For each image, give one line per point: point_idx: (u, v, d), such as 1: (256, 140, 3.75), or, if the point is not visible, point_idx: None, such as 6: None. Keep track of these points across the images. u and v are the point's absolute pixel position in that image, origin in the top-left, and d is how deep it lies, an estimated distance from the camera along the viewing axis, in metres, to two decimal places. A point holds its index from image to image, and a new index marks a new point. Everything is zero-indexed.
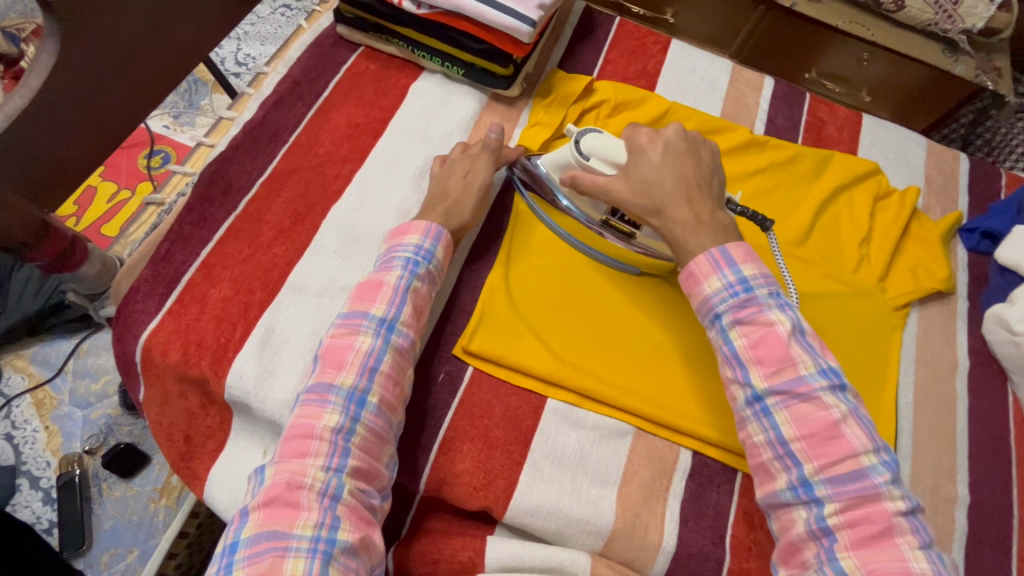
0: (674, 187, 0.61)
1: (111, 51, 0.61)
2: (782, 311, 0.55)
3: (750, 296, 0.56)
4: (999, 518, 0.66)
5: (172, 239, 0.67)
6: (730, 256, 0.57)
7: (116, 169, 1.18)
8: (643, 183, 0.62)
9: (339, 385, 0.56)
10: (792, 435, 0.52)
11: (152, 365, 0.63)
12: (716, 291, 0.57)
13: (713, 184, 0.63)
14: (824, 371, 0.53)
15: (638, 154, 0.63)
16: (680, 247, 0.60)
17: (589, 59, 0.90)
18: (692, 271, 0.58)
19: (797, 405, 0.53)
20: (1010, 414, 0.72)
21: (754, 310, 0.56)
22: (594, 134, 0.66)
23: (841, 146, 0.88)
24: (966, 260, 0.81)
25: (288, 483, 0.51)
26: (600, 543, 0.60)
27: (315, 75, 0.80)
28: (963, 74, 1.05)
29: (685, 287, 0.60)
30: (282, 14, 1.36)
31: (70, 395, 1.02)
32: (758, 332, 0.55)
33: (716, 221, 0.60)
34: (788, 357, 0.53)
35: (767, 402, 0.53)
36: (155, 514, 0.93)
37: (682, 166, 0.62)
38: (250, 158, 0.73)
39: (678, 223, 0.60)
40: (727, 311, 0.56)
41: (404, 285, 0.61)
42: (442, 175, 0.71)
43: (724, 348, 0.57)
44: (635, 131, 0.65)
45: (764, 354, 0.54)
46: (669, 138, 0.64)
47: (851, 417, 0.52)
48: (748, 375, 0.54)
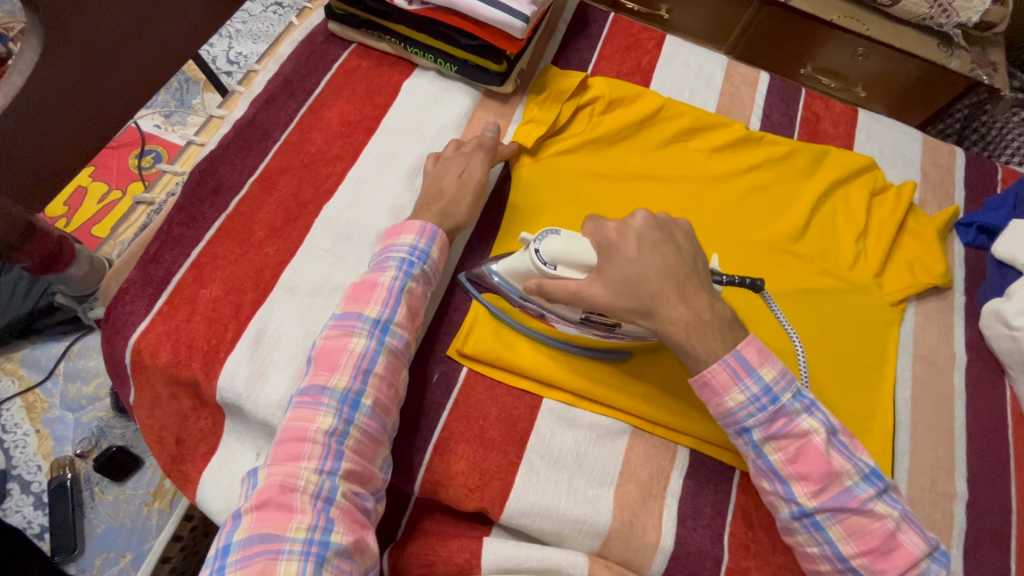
0: (662, 284, 0.56)
1: (96, 49, 0.60)
2: (811, 415, 0.55)
3: (778, 407, 0.54)
4: (998, 514, 0.66)
5: (161, 239, 0.66)
6: (747, 362, 0.55)
7: (106, 169, 1.17)
8: (626, 285, 0.56)
9: (333, 387, 0.55)
10: (850, 551, 0.52)
11: (143, 368, 0.62)
12: (742, 404, 0.55)
13: (699, 268, 0.58)
14: (868, 476, 0.54)
15: (610, 254, 0.57)
16: (687, 353, 0.56)
17: (584, 55, 0.89)
18: (710, 383, 0.55)
19: (848, 518, 0.53)
20: (1008, 409, 0.72)
21: (785, 421, 0.54)
22: (552, 237, 0.59)
23: (836, 142, 0.87)
24: (963, 255, 0.81)
25: (280, 485, 0.50)
26: (597, 543, 0.59)
27: (307, 73, 0.79)
28: (959, 68, 1.06)
29: (701, 395, 0.57)
30: (274, 12, 1.35)
31: (61, 398, 1.00)
32: (794, 445, 0.54)
33: (716, 316, 0.56)
34: (830, 471, 0.53)
35: (817, 517, 0.53)
36: (149, 517, 0.93)
37: (664, 258, 0.56)
38: (240, 157, 0.72)
39: (678, 324, 0.55)
40: (758, 426, 0.55)
41: (398, 287, 0.60)
42: (436, 175, 0.70)
43: (759, 463, 0.56)
44: (600, 225, 0.59)
45: (807, 470, 0.53)
46: (640, 230, 0.57)
47: (904, 521, 0.53)
48: (792, 492, 0.54)
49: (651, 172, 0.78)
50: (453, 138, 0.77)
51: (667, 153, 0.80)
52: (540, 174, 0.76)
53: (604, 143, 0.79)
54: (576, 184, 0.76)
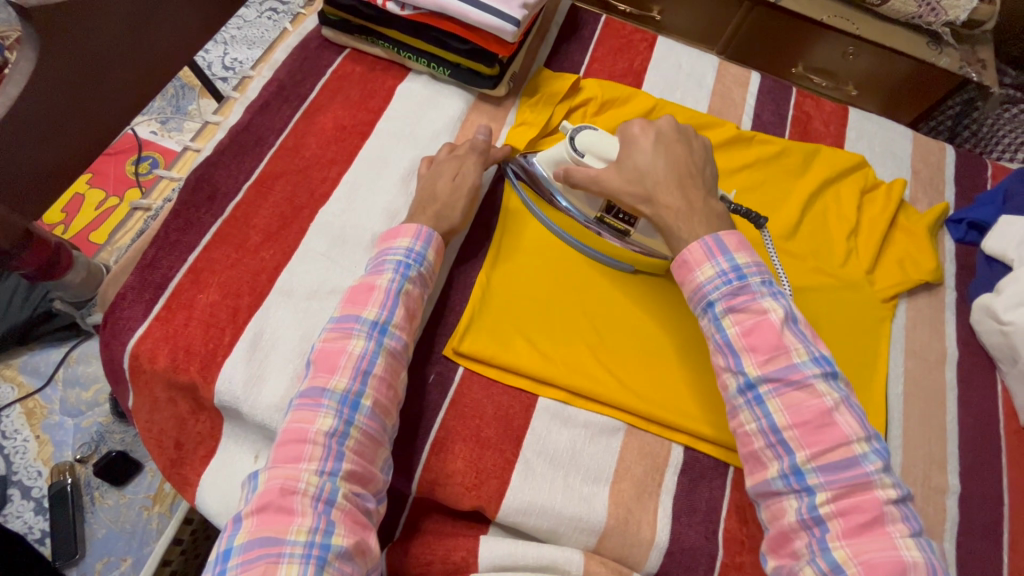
0: (666, 175, 0.62)
1: (92, 60, 0.61)
2: (775, 299, 0.56)
3: (743, 284, 0.57)
4: (989, 507, 0.66)
5: (158, 245, 0.67)
6: (723, 244, 0.58)
7: (103, 175, 1.18)
8: (636, 173, 0.63)
9: (332, 389, 0.56)
10: (784, 423, 0.52)
11: (141, 372, 0.63)
12: (710, 278, 0.58)
13: (706, 172, 0.64)
14: (817, 359, 0.54)
15: (630, 146, 0.65)
16: (672, 235, 0.61)
17: (576, 57, 0.90)
18: (686, 260, 0.59)
19: (790, 393, 0.53)
20: (1000, 403, 0.72)
21: (747, 298, 0.56)
22: (588, 131, 0.68)
23: (827, 140, 0.88)
24: (954, 252, 0.81)
25: (281, 488, 0.51)
26: (593, 540, 0.60)
27: (301, 78, 0.80)
28: (948, 66, 1.07)
29: (678, 275, 0.61)
30: (268, 18, 1.35)
31: (61, 404, 1.01)
32: (751, 320, 0.55)
33: (709, 208, 0.62)
34: (780, 345, 0.54)
35: (760, 389, 0.54)
36: (149, 521, 0.93)
37: (673, 155, 0.64)
38: (236, 162, 0.73)
39: (670, 209, 0.61)
40: (721, 299, 0.57)
41: (396, 287, 0.61)
42: (430, 178, 0.70)
43: (716, 338, 0.57)
44: (628, 124, 0.67)
45: (757, 342, 0.54)
46: (661, 129, 0.66)
47: (844, 404, 0.52)
48: (741, 363, 0.55)
49: None
50: (447, 141, 0.77)
51: None
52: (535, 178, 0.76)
53: None
54: None
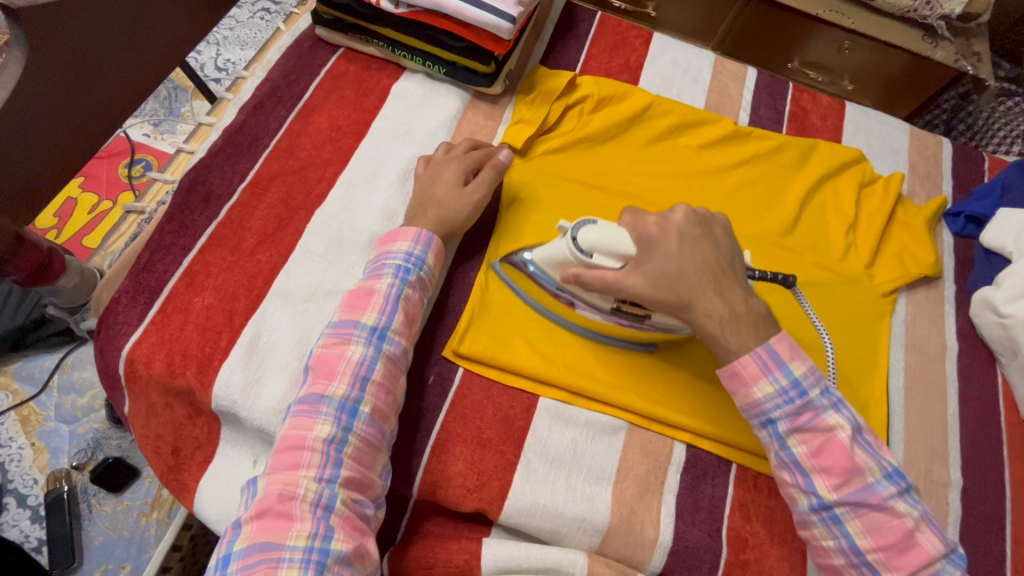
0: (700, 278, 0.57)
1: (81, 61, 0.60)
2: (838, 412, 0.55)
3: (805, 400, 0.54)
4: (991, 500, 0.66)
5: (152, 248, 0.66)
6: (778, 356, 0.55)
7: (96, 179, 1.17)
8: (664, 277, 0.57)
9: (330, 396, 0.55)
10: (866, 546, 0.52)
11: (137, 377, 0.62)
12: (769, 395, 0.55)
13: (735, 265, 0.60)
14: (891, 475, 0.53)
15: (651, 247, 0.58)
16: (719, 345, 0.57)
17: (572, 54, 0.89)
18: (739, 373, 0.56)
19: (868, 514, 0.52)
20: (1000, 395, 0.72)
21: (811, 415, 0.54)
22: (590, 227, 0.59)
23: (824, 135, 0.88)
24: (953, 245, 0.81)
25: (279, 493, 0.50)
26: (596, 540, 0.59)
27: (295, 78, 0.79)
28: (943, 59, 1.06)
29: (728, 385, 0.57)
30: (261, 18, 1.34)
31: (56, 411, 1.00)
32: (819, 438, 0.54)
33: (751, 309, 0.57)
34: (853, 466, 0.53)
35: (836, 510, 0.53)
36: (147, 528, 0.92)
37: (701, 254, 0.59)
38: (230, 164, 0.72)
39: (712, 317, 0.57)
40: (783, 418, 0.55)
41: (394, 294, 0.60)
42: (430, 180, 0.69)
43: (781, 455, 0.55)
44: (640, 219, 0.60)
45: (829, 464, 0.53)
46: (680, 226, 0.59)
47: (924, 522, 0.52)
48: (813, 485, 0.54)
49: (641, 170, 0.79)
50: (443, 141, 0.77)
51: (656, 150, 0.81)
52: (532, 174, 0.76)
53: (593, 141, 0.80)
54: (566, 184, 0.76)
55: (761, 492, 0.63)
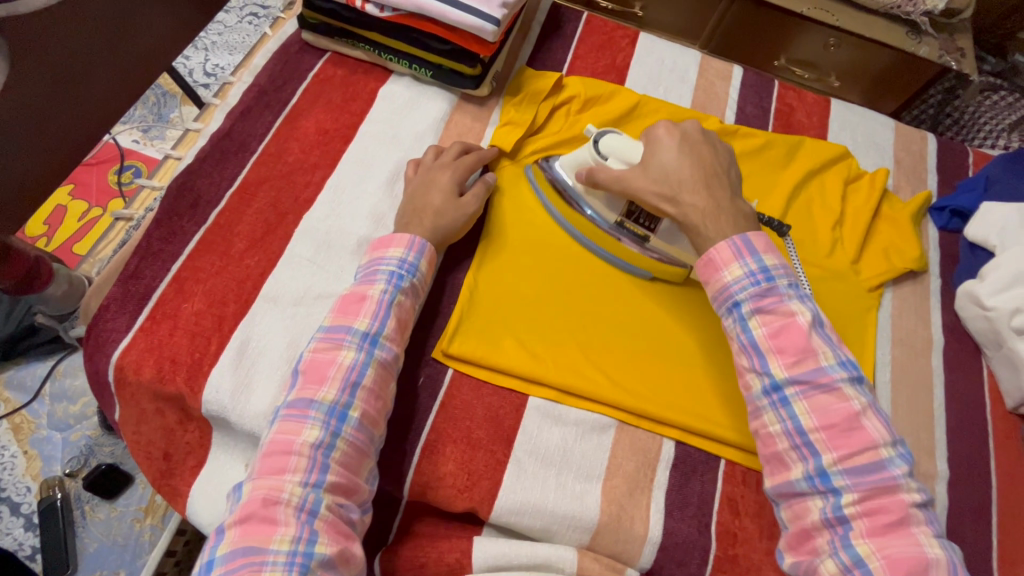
0: (693, 176, 0.63)
1: (60, 67, 0.60)
2: (802, 302, 0.57)
3: (771, 285, 0.57)
4: (977, 491, 0.67)
5: (141, 255, 0.67)
6: (751, 246, 0.59)
7: (85, 186, 1.16)
8: (662, 172, 0.64)
9: (320, 400, 0.55)
10: (810, 425, 0.53)
11: (126, 384, 0.62)
12: (738, 278, 0.58)
13: (730, 174, 0.65)
14: (844, 363, 0.55)
15: (655, 146, 0.65)
16: (699, 235, 0.62)
17: (558, 55, 0.90)
18: (713, 259, 0.59)
19: (816, 396, 0.53)
20: (985, 387, 0.73)
21: (775, 300, 0.57)
22: (613, 136, 0.68)
23: (810, 132, 0.88)
24: (937, 238, 0.82)
25: (264, 498, 0.51)
26: (586, 537, 0.60)
27: (282, 83, 0.79)
28: (927, 55, 1.08)
29: (703, 273, 0.61)
30: (250, 22, 1.34)
31: (48, 418, 1.00)
32: (779, 321, 0.56)
33: (735, 208, 0.62)
34: (809, 348, 0.54)
35: (786, 391, 0.54)
36: (141, 533, 0.92)
37: (699, 155, 0.65)
38: (218, 170, 0.72)
39: (696, 208, 0.62)
40: (748, 299, 0.57)
41: (387, 299, 0.61)
42: (423, 187, 0.69)
43: (742, 338, 0.57)
44: (653, 127, 0.68)
45: (785, 344, 0.55)
46: (687, 130, 0.66)
47: (870, 409, 0.53)
48: (767, 365, 0.55)
49: None
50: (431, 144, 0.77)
51: None
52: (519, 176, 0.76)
53: (581, 142, 0.80)
54: None
55: (749, 486, 0.64)
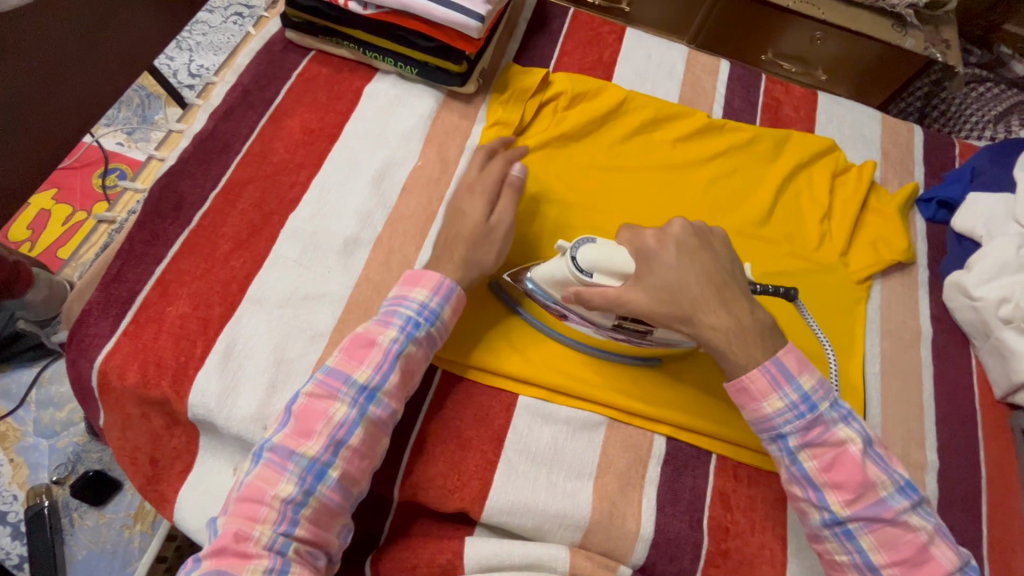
0: (702, 290, 0.57)
1: (37, 68, 0.59)
2: (848, 425, 0.55)
3: (816, 415, 0.55)
4: (967, 480, 0.67)
5: (123, 258, 0.66)
6: (787, 369, 0.55)
7: (69, 190, 1.15)
8: (667, 291, 0.57)
9: (301, 454, 0.53)
10: (881, 561, 0.52)
11: (110, 389, 0.61)
12: (780, 410, 0.55)
13: (736, 274, 0.59)
14: (902, 488, 0.53)
15: (650, 261, 0.58)
16: (727, 359, 0.57)
17: (545, 50, 0.89)
18: (748, 388, 0.56)
19: (881, 528, 0.52)
20: (974, 377, 0.73)
21: (822, 429, 0.54)
22: (590, 245, 0.59)
23: (798, 126, 0.88)
24: (925, 231, 0.83)
25: (235, 533, 0.50)
26: (578, 535, 0.60)
27: (266, 82, 0.79)
28: (913, 47, 1.08)
29: (738, 400, 0.57)
30: (234, 22, 1.33)
31: (34, 425, 0.99)
32: (830, 452, 0.54)
33: (756, 321, 0.57)
34: (866, 480, 0.53)
35: (850, 526, 0.53)
36: (131, 540, 0.92)
37: (701, 265, 0.58)
38: (201, 171, 0.71)
39: (718, 330, 0.56)
40: (794, 432, 0.55)
41: (396, 350, 0.58)
42: (457, 212, 0.66)
43: (792, 470, 0.55)
44: (637, 234, 0.60)
45: (841, 478, 0.53)
46: (679, 237, 0.59)
47: (937, 534, 0.52)
48: (825, 500, 0.53)
49: (616, 167, 0.79)
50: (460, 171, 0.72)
51: (632, 145, 0.81)
52: None
53: (568, 138, 0.80)
54: (544, 181, 0.76)
55: (741, 481, 0.64)
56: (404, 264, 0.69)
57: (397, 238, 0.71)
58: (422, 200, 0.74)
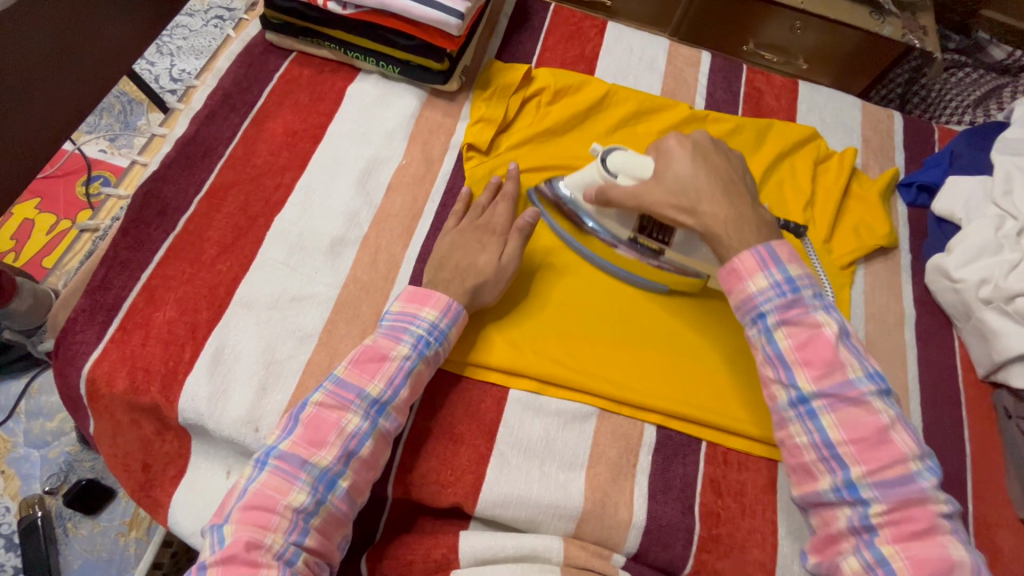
0: (710, 184, 0.61)
1: None
2: (828, 313, 0.56)
3: (796, 296, 0.56)
4: (952, 459, 0.68)
5: (108, 265, 0.65)
6: (776, 256, 0.57)
7: (53, 199, 1.14)
8: (678, 183, 0.61)
9: (314, 463, 0.53)
10: (838, 438, 0.52)
11: (99, 397, 0.61)
12: (763, 289, 0.57)
13: (746, 181, 0.63)
14: (872, 375, 0.54)
15: (666, 158, 0.63)
16: (721, 244, 0.59)
17: (527, 47, 0.90)
18: (736, 269, 0.58)
19: (844, 408, 0.53)
20: (957, 358, 0.74)
21: (802, 311, 0.56)
22: (619, 153, 0.66)
23: (780, 115, 0.89)
24: (906, 215, 0.84)
25: (247, 541, 0.49)
26: (572, 526, 0.60)
27: (247, 85, 0.79)
28: (891, 34, 1.10)
29: (725, 283, 0.59)
30: (215, 26, 1.32)
31: (25, 436, 0.98)
32: (805, 334, 0.55)
33: (756, 216, 0.60)
34: (836, 360, 0.54)
35: (813, 404, 0.54)
36: (126, 547, 0.91)
37: (713, 165, 0.62)
38: (184, 175, 0.71)
39: (718, 218, 0.60)
40: (773, 311, 0.56)
41: (408, 366, 0.58)
42: (468, 244, 0.66)
43: (767, 349, 0.56)
44: (661, 139, 0.66)
45: (812, 356, 0.54)
46: (697, 140, 0.64)
47: (899, 422, 0.53)
48: (794, 377, 0.55)
49: None
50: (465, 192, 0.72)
51: (615, 138, 0.81)
52: (493, 169, 0.76)
53: (552, 133, 0.80)
54: (529, 177, 0.77)
55: (730, 467, 0.64)
56: (391, 263, 0.69)
57: (383, 238, 0.71)
58: (407, 199, 0.74)
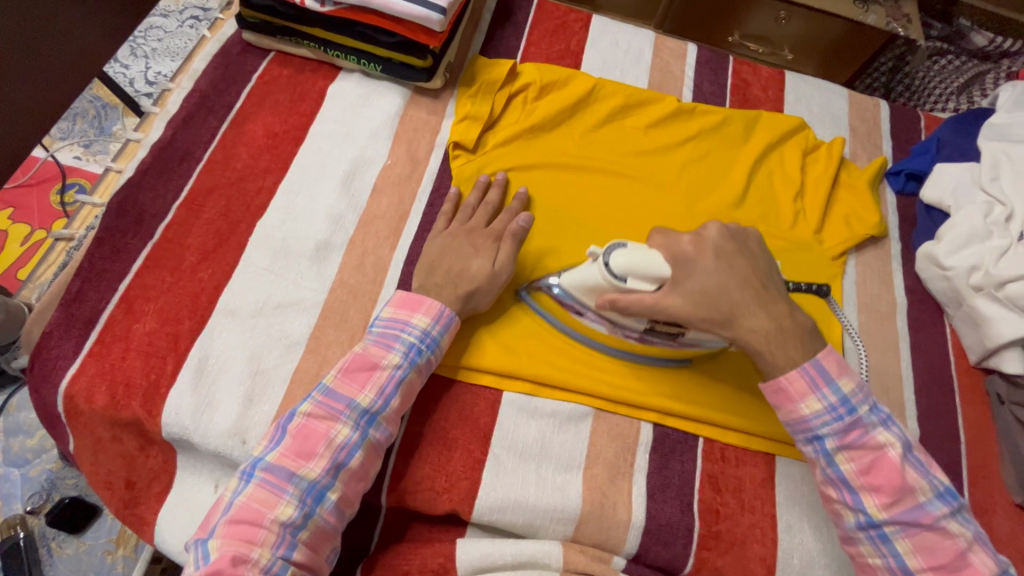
0: (742, 295, 0.57)
1: None
2: (888, 429, 0.54)
3: (854, 418, 0.54)
4: (948, 446, 0.68)
5: (83, 276, 0.63)
6: (826, 372, 0.55)
7: (26, 209, 1.11)
8: (706, 295, 0.56)
9: (301, 476, 0.51)
10: (917, 565, 0.51)
11: (78, 414, 0.59)
12: (817, 412, 0.55)
13: (772, 277, 0.60)
14: (942, 494, 0.53)
15: (687, 265, 0.57)
16: (764, 360, 0.56)
17: (511, 41, 0.88)
18: (786, 389, 0.56)
19: (919, 533, 0.52)
20: (950, 345, 0.75)
21: (861, 433, 0.54)
22: (621, 250, 0.58)
23: (767, 106, 0.89)
24: (895, 204, 0.84)
25: (233, 556, 0.47)
26: (570, 529, 0.59)
27: (225, 86, 0.76)
28: (875, 23, 1.10)
29: (773, 401, 0.57)
30: (190, 26, 1.29)
31: (4, 455, 0.95)
32: (868, 456, 0.54)
33: (795, 324, 0.57)
34: (904, 485, 0.52)
35: (885, 529, 0.52)
36: (114, 565, 0.89)
37: (739, 269, 0.58)
38: (162, 181, 0.69)
39: (758, 333, 0.56)
40: (832, 435, 0.54)
41: (399, 376, 0.57)
42: (461, 249, 0.64)
43: (828, 471, 0.55)
44: (674, 237, 0.59)
45: (879, 482, 0.53)
46: (715, 241, 0.59)
47: (976, 542, 0.52)
48: (861, 502, 0.53)
49: (589, 156, 0.78)
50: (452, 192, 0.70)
51: (604, 134, 0.80)
52: (480, 167, 0.75)
53: (539, 129, 0.79)
54: (517, 175, 0.75)
55: (728, 463, 0.64)
56: (378, 266, 0.68)
57: (370, 240, 0.69)
58: (394, 200, 0.72)
